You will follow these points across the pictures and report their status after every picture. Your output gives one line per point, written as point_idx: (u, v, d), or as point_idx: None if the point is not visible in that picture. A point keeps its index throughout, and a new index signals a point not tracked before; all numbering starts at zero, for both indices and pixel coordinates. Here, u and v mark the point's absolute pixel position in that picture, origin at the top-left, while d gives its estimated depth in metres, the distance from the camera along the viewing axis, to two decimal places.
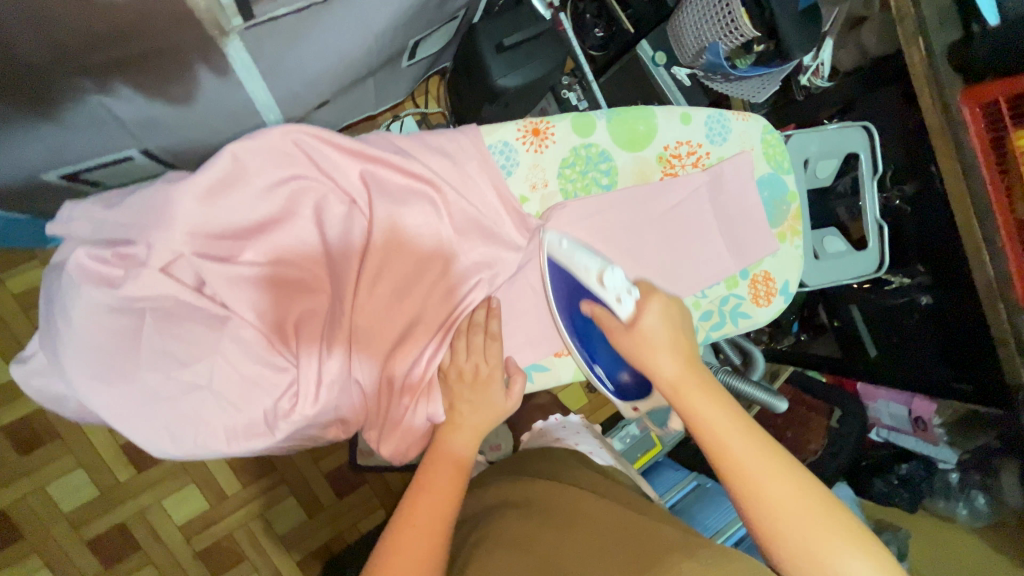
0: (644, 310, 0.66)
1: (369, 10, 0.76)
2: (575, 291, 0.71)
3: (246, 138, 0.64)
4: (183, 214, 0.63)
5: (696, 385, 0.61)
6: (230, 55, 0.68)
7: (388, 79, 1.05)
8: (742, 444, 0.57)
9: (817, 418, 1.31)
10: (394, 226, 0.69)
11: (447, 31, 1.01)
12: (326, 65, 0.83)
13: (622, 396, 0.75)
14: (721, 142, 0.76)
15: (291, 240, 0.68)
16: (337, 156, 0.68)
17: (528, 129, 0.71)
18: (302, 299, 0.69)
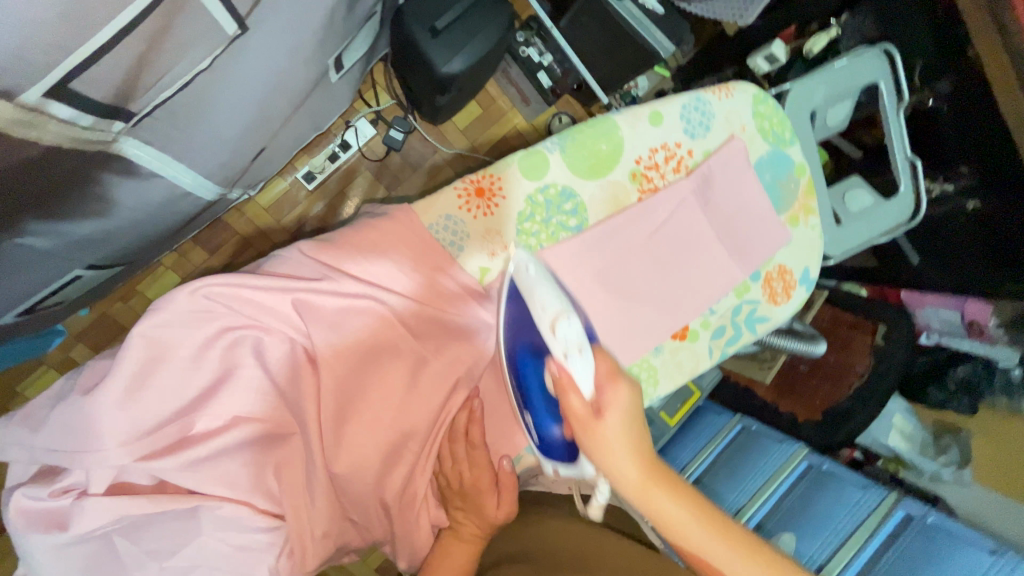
0: (609, 397, 0.52)
1: (270, 54, 0.65)
2: (523, 326, 0.61)
3: (153, 314, 0.55)
4: (110, 422, 0.53)
5: (658, 484, 0.50)
6: (134, 158, 0.61)
7: (324, 100, 0.92)
8: (731, 558, 0.48)
9: (859, 337, 1.23)
10: (341, 352, 0.62)
11: (370, 31, 0.89)
12: (248, 123, 0.73)
13: (546, 450, 0.63)
14: (704, 134, 0.73)
15: (238, 400, 0.57)
16: (260, 295, 0.59)
17: (470, 189, 0.67)
18: (277, 450, 0.58)
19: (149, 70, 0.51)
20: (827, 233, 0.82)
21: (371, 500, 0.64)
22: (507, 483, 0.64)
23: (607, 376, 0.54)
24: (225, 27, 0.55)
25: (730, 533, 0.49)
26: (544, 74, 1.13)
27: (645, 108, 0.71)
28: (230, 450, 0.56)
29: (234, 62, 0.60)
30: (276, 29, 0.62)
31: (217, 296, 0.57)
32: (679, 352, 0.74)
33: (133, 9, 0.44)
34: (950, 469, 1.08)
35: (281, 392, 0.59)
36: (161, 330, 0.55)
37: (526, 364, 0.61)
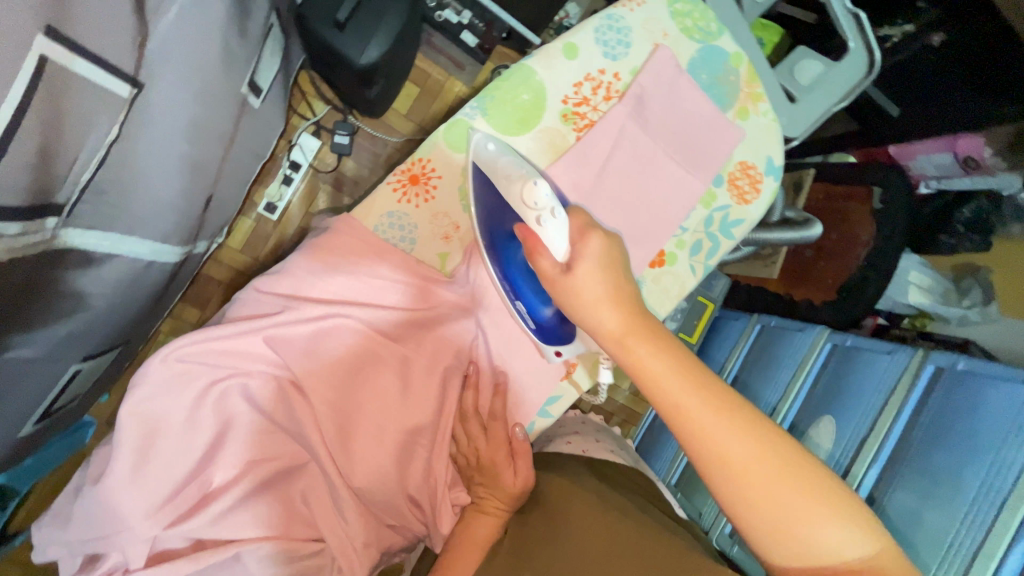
0: (580, 249, 0.55)
1: (178, 102, 0.63)
2: (494, 215, 0.63)
3: (131, 392, 0.56)
4: (129, 502, 0.54)
5: (640, 337, 0.51)
6: (84, 246, 0.60)
7: (255, 129, 0.89)
8: (705, 414, 0.47)
9: (856, 205, 1.19)
10: (325, 376, 0.62)
11: (276, 45, 0.86)
12: (184, 178, 0.71)
13: (544, 336, 0.66)
14: (627, 52, 0.70)
15: (245, 444, 0.58)
16: (232, 344, 0.59)
17: (403, 176, 0.67)
18: (297, 478, 0.60)
19: (59, 157, 0.50)
20: (783, 114, 0.79)
21: (405, 500, 0.65)
22: (522, 451, 0.67)
23: (577, 234, 0.55)
24: (117, 90, 0.53)
25: (712, 392, 0.48)
26: (467, 32, 1.08)
27: (557, 43, 0.69)
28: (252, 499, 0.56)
29: (142, 121, 0.59)
30: (174, 75, 0.61)
31: (187, 356, 0.58)
32: (662, 278, 0.74)
33: (11, 107, 0.42)
34: (976, 308, 1.05)
35: (283, 424, 0.60)
36: (145, 403, 0.56)
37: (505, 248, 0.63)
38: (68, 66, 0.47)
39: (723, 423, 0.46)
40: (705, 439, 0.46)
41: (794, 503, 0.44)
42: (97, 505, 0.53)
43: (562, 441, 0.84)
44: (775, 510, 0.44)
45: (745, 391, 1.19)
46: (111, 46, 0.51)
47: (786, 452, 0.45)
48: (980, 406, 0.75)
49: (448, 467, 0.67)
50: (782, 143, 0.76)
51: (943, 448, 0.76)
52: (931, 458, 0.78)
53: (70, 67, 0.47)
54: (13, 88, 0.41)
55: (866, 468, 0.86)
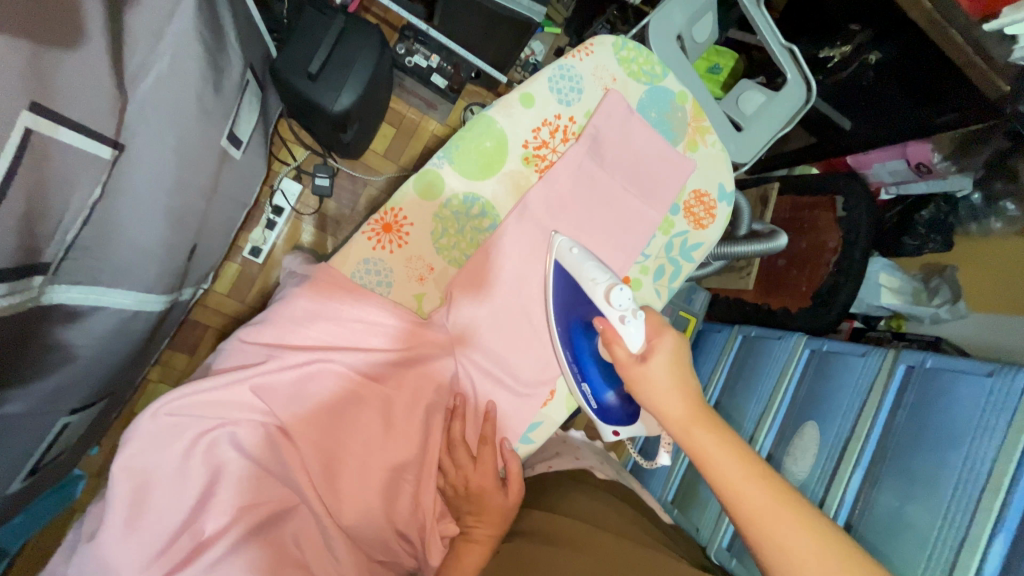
0: (656, 344, 0.64)
1: (159, 161, 0.66)
2: (574, 306, 0.71)
3: (123, 448, 0.57)
4: (122, 556, 0.53)
5: (701, 425, 0.56)
6: (70, 301, 0.62)
7: (236, 178, 0.92)
8: (766, 504, 0.49)
9: (822, 214, 1.23)
10: (307, 417, 0.64)
11: (254, 98, 0.90)
12: (167, 228, 0.74)
13: (604, 417, 0.73)
14: (580, 97, 0.74)
15: (238, 489, 0.58)
16: (221, 394, 0.61)
17: (377, 226, 0.70)
18: (288, 521, 0.60)
19: (43, 221, 0.52)
20: (731, 144, 0.84)
21: (396, 530, 0.67)
22: (514, 477, 0.70)
23: (654, 332, 0.65)
24: (99, 152, 0.56)
25: (773, 487, 0.51)
26: (438, 76, 1.12)
27: (515, 93, 0.73)
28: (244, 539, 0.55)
29: (125, 179, 0.62)
30: (154, 133, 0.64)
31: (177, 409, 0.59)
32: None
33: None
34: (946, 307, 1.09)
35: (270, 468, 0.61)
36: (136, 458, 0.57)
37: (581, 338, 0.71)
38: (53, 136, 0.49)
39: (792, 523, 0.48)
40: (771, 536, 0.48)
41: None
42: (88, 562, 0.53)
43: (543, 465, 0.87)
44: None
45: (730, 399, 1.22)
46: (92, 113, 0.53)
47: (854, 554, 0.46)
48: (953, 406, 0.77)
49: (435, 497, 0.68)
50: (732, 169, 0.80)
51: (922, 445, 0.79)
52: (908, 457, 0.80)
53: (54, 135, 0.49)
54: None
55: (850, 472, 0.88)
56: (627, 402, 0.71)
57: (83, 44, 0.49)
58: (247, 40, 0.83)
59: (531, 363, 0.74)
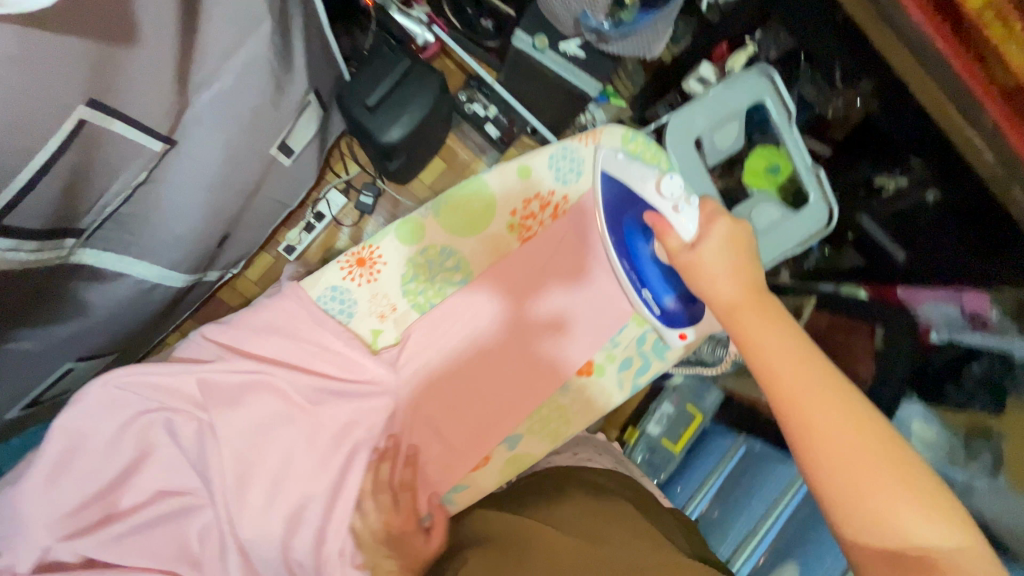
0: (707, 231, 0.60)
1: (207, 159, 0.73)
2: (626, 206, 0.70)
3: (66, 410, 0.62)
4: (38, 508, 0.60)
5: (748, 312, 0.54)
6: (98, 264, 0.69)
7: (280, 184, 0.99)
8: (809, 394, 0.48)
9: (858, 340, 1.07)
10: (241, 425, 0.68)
11: (314, 116, 0.96)
12: (201, 218, 0.80)
13: (669, 321, 0.75)
14: (577, 178, 0.76)
15: (157, 476, 0.66)
16: (164, 380, 0.65)
17: (352, 261, 0.72)
18: (192, 516, 0.66)
19: (84, 194, 0.59)
20: None
21: (305, 557, 0.68)
22: (438, 522, 0.70)
23: (708, 219, 0.62)
24: (150, 146, 0.62)
25: (819, 377, 0.49)
26: (490, 124, 1.19)
27: (513, 163, 0.74)
28: (160, 519, 0.65)
29: (170, 171, 0.69)
30: (207, 136, 0.70)
31: (123, 386, 0.64)
32: (587, 387, 0.79)
33: (42, 156, 0.50)
34: (981, 479, 0.88)
35: (194, 465, 0.67)
36: (75, 422, 0.62)
37: (636, 239, 0.71)
38: (106, 127, 0.56)
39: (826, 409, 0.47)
40: (802, 421, 0.48)
41: (873, 488, 0.44)
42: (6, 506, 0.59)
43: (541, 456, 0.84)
44: (858, 498, 0.44)
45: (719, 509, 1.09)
46: (151, 112, 0.60)
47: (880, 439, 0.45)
48: None
49: (342, 538, 0.68)
50: None
51: None
52: None
53: (106, 127, 0.56)
54: (48, 142, 0.50)
55: None
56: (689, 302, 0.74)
57: (152, 53, 0.56)
58: (318, 67, 0.90)
59: (470, 419, 0.76)
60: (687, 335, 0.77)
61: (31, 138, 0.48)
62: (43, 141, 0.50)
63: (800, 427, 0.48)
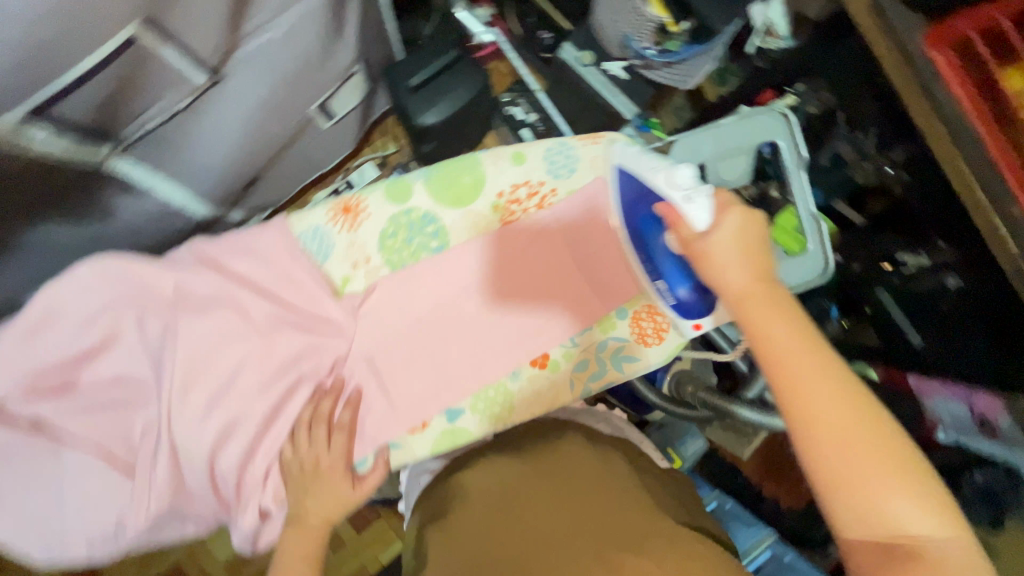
0: (720, 221, 0.54)
1: (245, 100, 0.78)
2: (632, 196, 0.64)
3: (58, 280, 0.63)
4: (9, 363, 0.62)
5: (758, 301, 0.51)
6: (129, 177, 0.75)
7: (316, 143, 1.05)
8: (815, 386, 0.47)
9: None
10: (206, 335, 0.66)
11: (358, 86, 1.01)
12: (231, 155, 0.86)
13: (684, 313, 0.65)
14: (568, 175, 0.70)
15: (119, 362, 0.65)
16: (142, 271, 0.65)
17: (336, 209, 0.68)
18: (136, 412, 0.66)
19: (125, 106, 0.65)
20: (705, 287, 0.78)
21: (230, 475, 0.66)
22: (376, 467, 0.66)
23: (722, 205, 0.55)
24: (195, 77, 0.68)
25: (825, 372, 0.48)
26: (528, 131, 1.10)
27: (508, 148, 0.69)
28: (110, 406, 0.65)
29: (212, 106, 0.75)
30: (249, 80, 0.76)
31: (110, 268, 0.64)
32: (538, 381, 0.71)
33: (93, 60, 0.57)
34: None
35: (152, 359, 0.66)
36: (58, 292, 0.63)
37: (645, 223, 0.64)
38: (156, 50, 0.62)
39: (830, 405, 0.46)
40: (804, 417, 0.47)
41: (869, 480, 0.44)
42: None
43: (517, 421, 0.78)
44: (854, 489, 0.44)
45: None
46: (199, 45, 0.65)
47: (878, 433, 0.45)
48: None
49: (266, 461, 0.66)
50: None
51: None
52: None
53: (157, 49, 0.62)
54: (97, 50, 0.56)
55: None
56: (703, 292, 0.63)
57: None
58: (370, 41, 0.96)
59: (416, 385, 0.69)
60: (705, 326, 0.65)
61: (82, 42, 0.54)
62: (95, 46, 0.56)
63: (802, 424, 0.47)
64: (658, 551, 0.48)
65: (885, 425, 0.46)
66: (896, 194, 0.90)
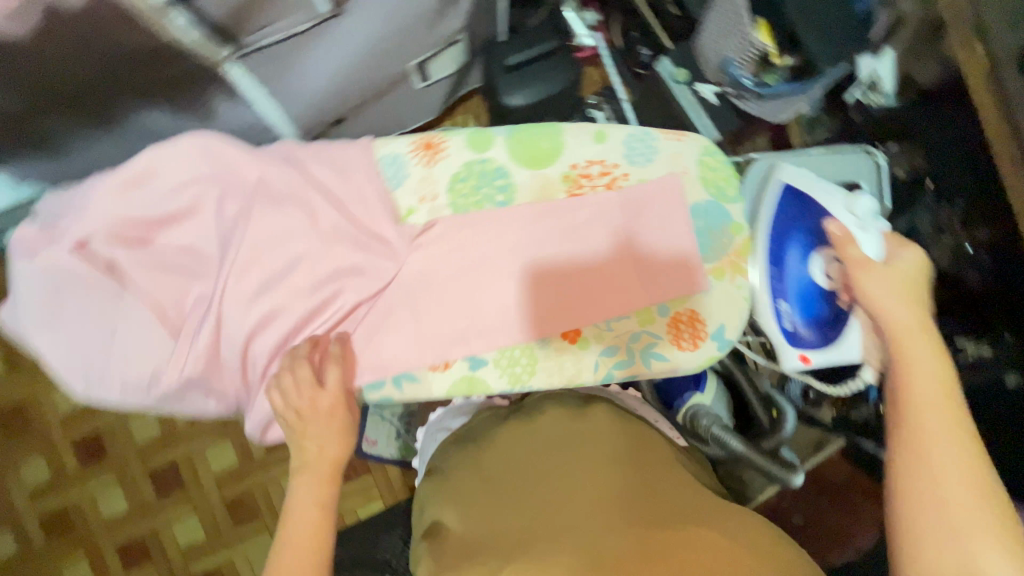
0: (899, 255, 0.65)
1: (356, 40, 0.84)
2: (783, 225, 0.77)
3: (165, 144, 0.69)
4: (104, 205, 0.68)
5: (919, 336, 0.57)
6: (238, 85, 0.81)
7: (406, 101, 1.10)
8: (944, 422, 0.51)
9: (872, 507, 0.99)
10: (272, 227, 0.69)
11: (458, 55, 1.06)
12: (329, 89, 0.91)
13: (793, 342, 0.78)
14: (643, 163, 0.72)
15: (192, 233, 0.70)
16: (235, 156, 0.70)
17: (420, 142, 0.72)
18: (192, 283, 0.70)
19: (252, 17, 0.72)
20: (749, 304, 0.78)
21: (259, 361, 0.69)
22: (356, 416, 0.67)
23: (897, 245, 0.66)
24: (318, 5, 0.74)
25: (956, 415, 0.52)
26: None
27: (593, 126, 0.73)
28: (172, 271, 0.70)
29: (326, 36, 0.80)
30: (364, 21, 0.81)
31: (209, 146, 0.69)
32: (565, 355, 0.70)
33: None
34: None
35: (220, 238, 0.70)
36: (163, 155, 0.69)
37: (790, 249, 0.77)
38: None
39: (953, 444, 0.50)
40: (928, 445, 0.50)
41: (971, 522, 0.47)
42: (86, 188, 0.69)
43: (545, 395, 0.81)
44: (954, 529, 0.47)
45: None
46: None
47: (988, 485, 0.48)
48: None
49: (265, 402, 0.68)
50: (745, 320, 0.70)
51: None
52: None
53: None
54: None
55: None
56: (823, 327, 0.77)
57: None
58: (480, 16, 1.01)
59: (445, 328, 0.69)
60: (810, 362, 0.77)
61: None
62: None
63: (925, 451, 0.50)
64: (712, 532, 0.50)
65: (990, 482, 0.49)
66: (969, 286, 0.85)
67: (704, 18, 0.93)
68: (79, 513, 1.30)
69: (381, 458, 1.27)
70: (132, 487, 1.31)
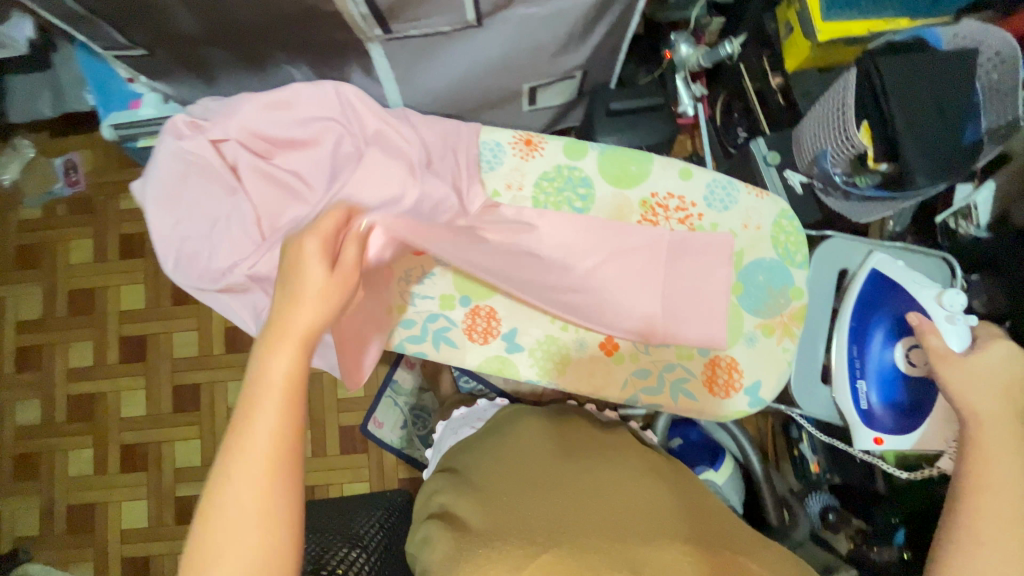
0: (987, 345, 0.66)
1: (485, 51, 0.92)
2: (871, 309, 0.83)
3: (309, 84, 0.78)
4: (245, 117, 0.78)
5: (1001, 423, 0.57)
6: (376, 61, 0.92)
7: (510, 118, 1.18)
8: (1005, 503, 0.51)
9: None
10: (372, 176, 0.77)
11: (568, 89, 1.13)
12: (448, 87, 1.01)
13: (869, 423, 0.82)
14: (720, 210, 0.76)
15: (309, 161, 0.80)
16: (362, 108, 0.78)
17: (521, 137, 0.78)
18: (292, 205, 0.79)
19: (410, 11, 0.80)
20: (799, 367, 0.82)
21: None
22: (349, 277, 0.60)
23: (991, 339, 0.67)
24: (467, 13, 0.82)
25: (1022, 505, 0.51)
26: None
27: (682, 163, 0.77)
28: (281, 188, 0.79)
29: (461, 41, 0.89)
30: (497, 37, 0.89)
31: (344, 95, 0.78)
32: (597, 363, 0.76)
33: None
34: None
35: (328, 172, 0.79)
36: (304, 91, 0.78)
37: (874, 334, 0.83)
38: None
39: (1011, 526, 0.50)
40: (979, 516, 0.51)
41: None
42: (234, 99, 0.78)
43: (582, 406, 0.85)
44: None
45: None
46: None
47: None
48: None
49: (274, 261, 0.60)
50: (782, 383, 0.74)
51: None
52: None
53: None
54: None
55: None
56: (901, 414, 0.80)
57: None
58: (599, 61, 1.09)
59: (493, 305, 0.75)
60: (883, 444, 0.81)
61: None
62: None
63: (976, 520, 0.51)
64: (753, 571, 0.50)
65: None
66: None
67: (812, 110, 0.96)
68: (103, 402, 1.38)
69: (382, 441, 1.28)
70: (154, 394, 1.38)
